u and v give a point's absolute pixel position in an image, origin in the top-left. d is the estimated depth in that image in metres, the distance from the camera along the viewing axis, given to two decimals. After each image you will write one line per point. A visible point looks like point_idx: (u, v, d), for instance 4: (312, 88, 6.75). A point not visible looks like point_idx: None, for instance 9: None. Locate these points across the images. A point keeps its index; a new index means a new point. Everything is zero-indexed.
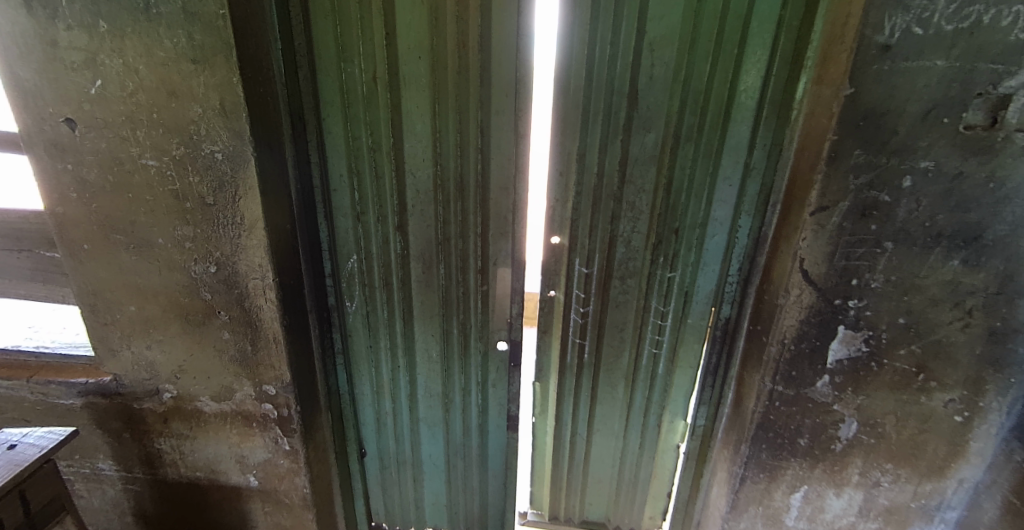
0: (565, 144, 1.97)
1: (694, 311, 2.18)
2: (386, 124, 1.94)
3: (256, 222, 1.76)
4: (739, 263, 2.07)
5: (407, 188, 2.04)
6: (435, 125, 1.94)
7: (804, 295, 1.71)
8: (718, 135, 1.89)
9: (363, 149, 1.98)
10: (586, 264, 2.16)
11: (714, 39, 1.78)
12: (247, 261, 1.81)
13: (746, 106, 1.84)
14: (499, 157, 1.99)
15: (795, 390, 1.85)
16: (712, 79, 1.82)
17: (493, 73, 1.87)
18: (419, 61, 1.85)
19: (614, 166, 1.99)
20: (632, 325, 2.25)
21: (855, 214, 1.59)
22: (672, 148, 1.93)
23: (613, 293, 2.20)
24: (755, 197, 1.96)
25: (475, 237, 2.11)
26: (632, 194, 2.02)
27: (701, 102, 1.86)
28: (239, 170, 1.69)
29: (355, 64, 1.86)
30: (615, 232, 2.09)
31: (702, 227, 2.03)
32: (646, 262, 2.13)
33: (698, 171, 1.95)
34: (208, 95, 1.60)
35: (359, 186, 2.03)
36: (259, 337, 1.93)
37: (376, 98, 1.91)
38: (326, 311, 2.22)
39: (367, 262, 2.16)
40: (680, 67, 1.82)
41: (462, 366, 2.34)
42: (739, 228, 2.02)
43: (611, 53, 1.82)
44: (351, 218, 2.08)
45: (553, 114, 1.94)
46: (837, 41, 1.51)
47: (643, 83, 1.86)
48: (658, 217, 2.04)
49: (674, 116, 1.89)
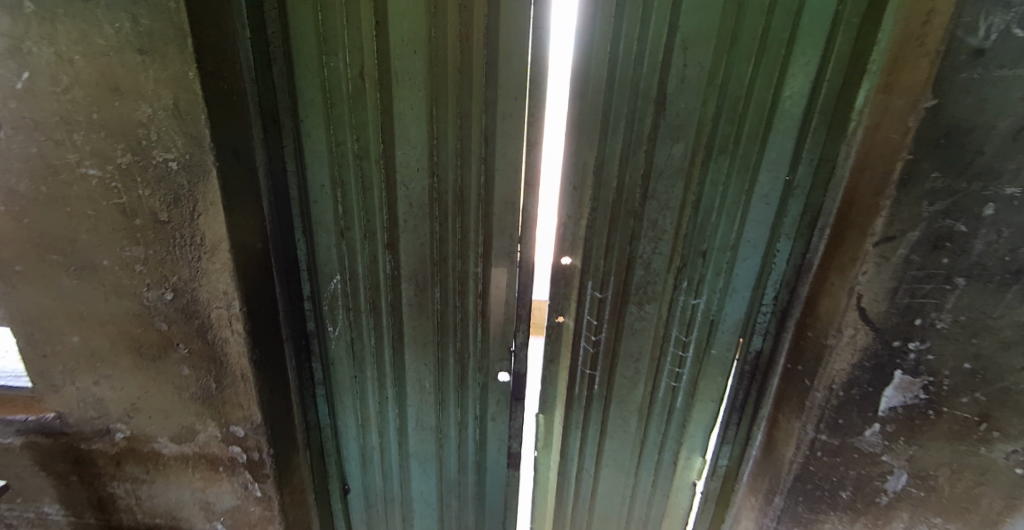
0: (581, 154, 1.73)
1: (720, 341, 1.95)
2: (374, 127, 1.68)
3: (219, 243, 1.49)
4: (775, 291, 1.84)
5: (399, 201, 1.78)
6: (432, 130, 1.68)
7: (859, 336, 1.48)
8: (758, 147, 1.65)
9: (347, 157, 1.71)
10: (599, 288, 1.92)
11: (758, 37, 1.53)
12: (209, 288, 1.54)
13: (792, 115, 1.60)
14: (505, 167, 1.75)
15: (840, 440, 1.63)
16: (754, 83, 1.58)
17: (501, 71, 1.62)
18: (414, 56, 1.59)
19: (636, 179, 1.74)
20: (649, 355, 2.01)
21: (925, 246, 1.35)
22: (703, 161, 1.69)
23: (629, 321, 1.97)
24: (797, 218, 1.73)
25: (476, 257, 1.86)
26: (655, 212, 1.78)
27: (739, 110, 1.62)
28: (199, 183, 1.42)
29: (339, 57, 1.59)
30: (634, 253, 1.85)
31: (734, 250, 1.80)
32: (667, 287, 1.89)
33: (733, 187, 1.72)
34: (158, 92, 1.32)
35: (343, 198, 1.77)
36: (224, 373, 1.67)
37: (363, 98, 1.64)
38: (305, 338, 1.95)
39: (352, 283, 1.89)
40: (717, 68, 1.57)
41: (459, 398, 2.10)
42: (776, 252, 1.79)
43: (638, 51, 1.57)
44: (333, 234, 1.81)
45: (569, 120, 1.69)
46: (915, 42, 1.27)
47: (673, 85, 1.61)
48: (684, 238, 1.80)
49: (707, 124, 1.64)
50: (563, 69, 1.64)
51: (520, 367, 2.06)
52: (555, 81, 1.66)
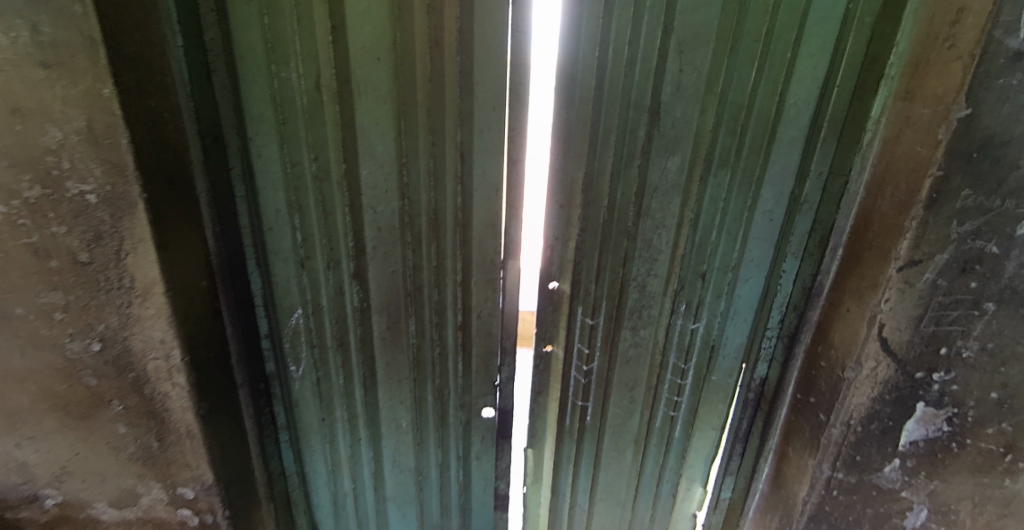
0: (568, 171, 1.57)
1: (722, 367, 1.81)
2: (335, 145, 1.48)
3: (152, 285, 1.28)
4: (781, 315, 1.71)
5: (367, 225, 1.59)
6: (402, 147, 1.50)
7: (880, 368, 1.34)
8: (762, 160, 1.51)
9: (306, 179, 1.51)
10: (590, 314, 1.75)
11: (762, 39, 1.38)
12: (144, 337, 1.33)
13: (799, 124, 1.46)
14: (484, 187, 1.57)
15: (857, 477, 1.49)
16: (757, 90, 1.43)
17: (476, 80, 1.44)
18: (378, 64, 1.41)
19: (629, 196, 1.58)
20: (645, 383, 1.86)
21: (953, 270, 1.21)
22: (702, 176, 1.54)
23: (622, 348, 1.81)
24: (804, 236, 1.60)
25: (454, 285, 1.68)
26: (649, 231, 1.62)
27: (741, 119, 1.47)
28: (123, 217, 1.21)
29: (291, 67, 1.39)
30: (627, 276, 1.69)
31: (735, 270, 1.65)
32: (664, 310, 1.73)
33: (735, 204, 1.57)
34: (68, 113, 1.11)
35: (302, 224, 1.56)
36: (167, 430, 1.45)
37: (320, 112, 1.44)
38: (264, 381, 1.73)
39: (316, 318, 1.69)
40: (716, 74, 1.42)
41: (439, 438, 1.91)
42: (782, 273, 1.65)
43: (629, 56, 1.41)
44: (293, 264, 1.61)
45: (554, 134, 1.52)
46: (943, 45, 1.14)
47: (668, 94, 1.45)
48: (682, 259, 1.65)
49: (706, 136, 1.49)
50: (546, 77, 1.47)
51: (506, 402, 1.89)
52: (537, 91, 1.49)
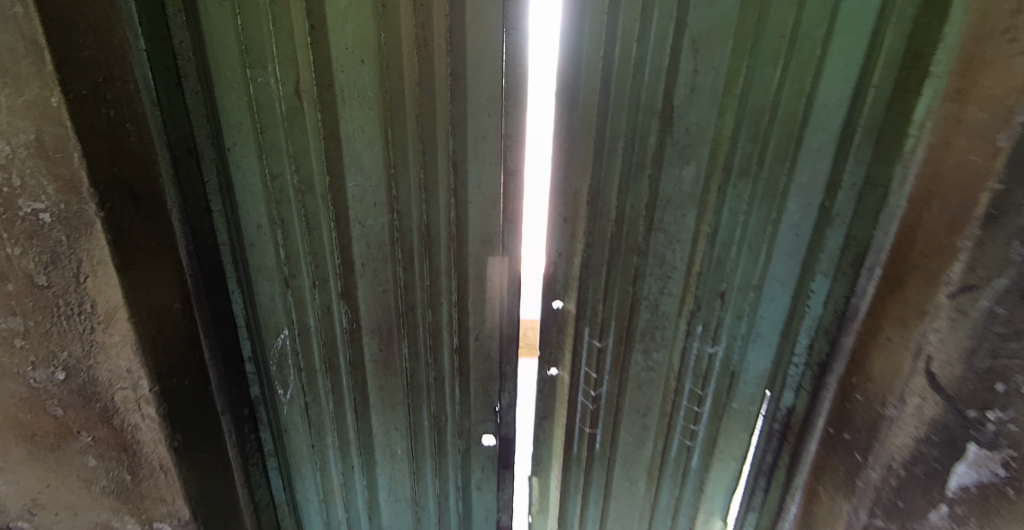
0: (571, 182, 1.44)
1: (743, 393, 1.65)
2: (318, 155, 1.37)
3: (114, 311, 1.18)
4: (809, 340, 1.53)
5: (355, 242, 1.47)
6: (390, 157, 1.38)
7: (926, 406, 1.18)
8: (788, 169, 1.35)
9: (288, 192, 1.40)
10: (598, 335, 1.61)
11: (787, 34, 1.22)
12: (109, 366, 1.23)
13: (830, 129, 1.31)
14: (480, 199, 1.44)
15: (898, 525, 1.29)
16: (781, 91, 1.28)
17: (469, 84, 1.32)
18: (362, 67, 1.29)
19: (639, 209, 1.44)
20: (658, 409, 1.71)
21: (1015, 296, 1.03)
22: (720, 187, 1.39)
23: (634, 373, 1.67)
24: (835, 253, 1.41)
25: (450, 305, 1.55)
26: (662, 246, 1.48)
27: (764, 124, 1.32)
28: (80, 238, 1.11)
29: (269, 72, 1.29)
30: (638, 295, 1.55)
31: (757, 289, 1.50)
32: (679, 332, 1.59)
33: (756, 217, 1.41)
34: (16, 124, 1.03)
35: (285, 240, 1.45)
36: (138, 463, 1.35)
37: (301, 120, 1.33)
38: (249, 406, 1.62)
39: (302, 340, 1.57)
40: (735, 73, 1.28)
41: (436, 466, 1.79)
42: (811, 293, 1.47)
43: (638, 55, 1.27)
44: (277, 282, 1.50)
45: (555, 142, 1.40)
46: (1002, 36, 0.98)
47: (682, 96, 1.31)
48: (698, 277, 1.50)
49: (724, 142, 1.35)
50: (546, 80, 1.34)
51: (508, 428, 1.76)
52: (536, 95, 1.36)
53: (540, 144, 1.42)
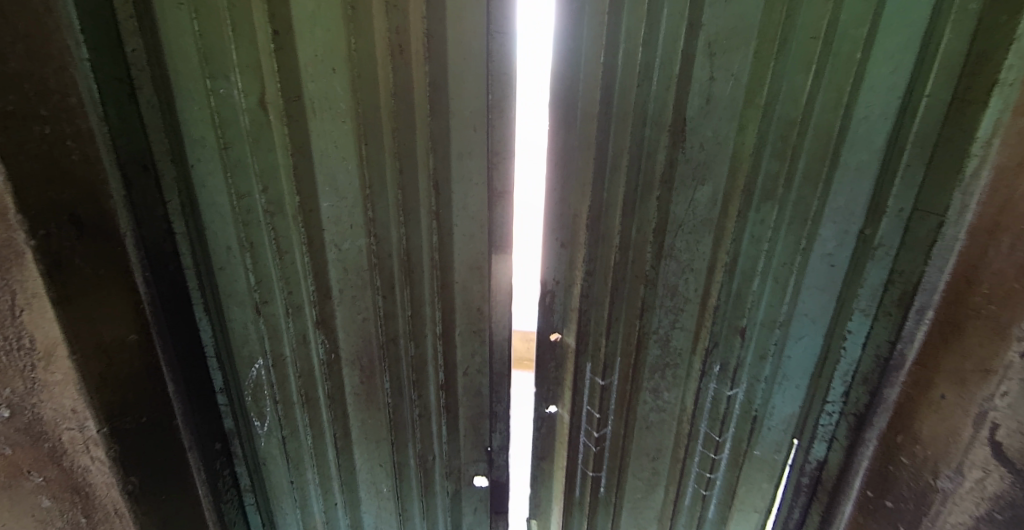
0: (570, 202, 1.28)
1: (767, 440, 1.46)
2: (287, 172, 1.23)
3: (54, 347, 1.07)
4: (845, 387, 1.32)
5: (332, 265, 1.34)
6: (366, 176, 1.24)
7: (988, 481, 0.99)
8: (820, 191, 1.16)
9: (256, 213, 1.27)
10: (600, 373, 1.44)
11: (821, 34, 1.04)
12: (54, 405, 1.13)
13: (871, 145, 1.11)
14: (466, 221, 1.30)
15: None
16: (813, 102, 1.09)
17: (451, 94, 1.18)
18: (333, 77, 1.15)
19: (646, 234, 1.27)
20: (670, 454, 1.54)
21: None
22: (740, 211, 1.21)
23: (642, 413, 1.50)
24: (876, 289, 1.21)
25: (435, 337, 1.42)
26: (673, 276, 1.31)
27: (793, 139, 1.13)
28: (12, 268, 1.02)
29: (231, 82, 1.15)
30: (645, 329, 1.38)
31: (784, 326, 1.31)
32: (692, 371, 1.41)
33: (783, 246, 1.23)
34: None
35: (255, 264, 1.32)
36: (93, 507, 1.25)
37: (267, 135, 1.20)
38: (222, 439, 1.51)
39: (277, 371, 1.44)
40: (759, 81, 1.09)
41: (424, 506, 1.65)
42: (848, 333, 1.27)
43: (644, 61, 1.11)
44: (249, 308, 1.38)
45: (550, 159, 1.25)
46: None
47: (696, 107, 1.14)
48: (714, 311, 1.32)
49: (744, 160, 1.16)
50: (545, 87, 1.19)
51: (498, 469, 1.65)
52: (529, 104, 1.22)
53: (535, 160, 1.28)
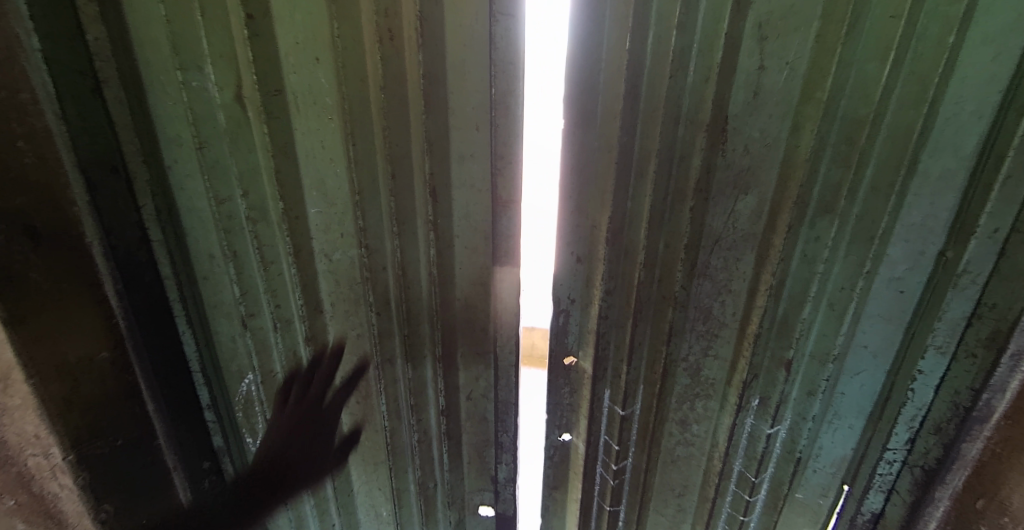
0: (588, 212, 1.10)
1: (810, 483, 1.27)
2: (269, 175, 1.10)
3: (11, 370, 1.00)
4: (910, 434, 1.11)
5: (322, 277, 1.22)
6: (355, 181, 1.09)
7: None
8: (891, 205, 0.96)
9: (238, 219, 1.14)
10: (621, 403, 1.27)
11: (904, 13, 0.83)
12: (18, 429, 1.06)
13: (959, 150, 0.90)
14: (468, 232, 1.16)
15: None
16: (888, 97, 0.89)
17: (451, 88, 1.02)
18: (317, 67, 1.00)
19: (675, 250, 1.10)
20: (697, 491, 1.38)
21: None
22: (790, 227, 1.01)
23: (667, 447, 1.35)
24: (957, 325, 1.00)
25: (435, 360, 1.31)
26: (706, 297, 1.14)
27: (860, 142, 0.93)
28: None
29: (205, 73, 1.02)
30: (672, 356, 1.21)
31: (838, 360, 1.11)
32: (725, 405, 1.24)
33: (840, 268, 1.03)
34: None
35: (239, 275, 1.20)
36: None
37: (245, 133, 1.06)
38: (212, 458, 1.39)
39: (268, 388, 1.33)
40: (821, 71, 0.90)
41: None
42: (919, 374, 1.06)
43: (679, 47, 0.92)
44: (236, 321, 1.26)
45: (564, 166, 1.06)
46: None
47: (741, 103, 0.96)
48: (755, 340, 1.13)
49: (798, 166, 0.97)
50: (552, 88, 1.01)
51: (503, 501, 1.53)
52: (531, 110, 1.03)
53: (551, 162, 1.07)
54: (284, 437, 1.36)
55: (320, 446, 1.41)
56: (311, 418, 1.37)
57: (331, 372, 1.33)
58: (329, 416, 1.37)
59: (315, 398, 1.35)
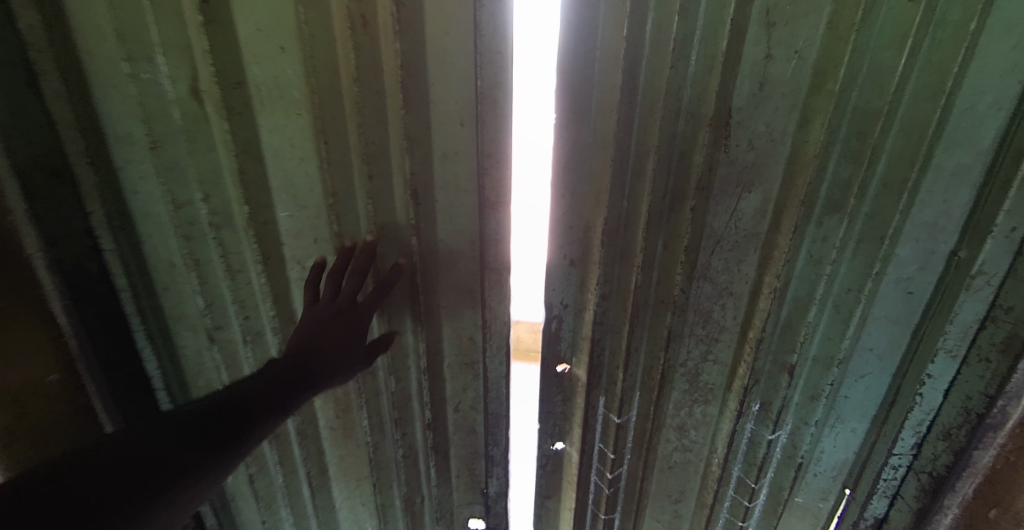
0: (582, 213, 1.02)
1: (811, 487, 1.24)
2: (232, 178, 0.99)
3: None
4: (917, 439, 1.08)
5: (296, 285, 1.14)
6: (328, 182, 1.00)
7: None
8: (903, 204, 0.91)
9: (200, 224, 1.04)
10: (617, 411, 1.21)
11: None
12: None
13: (975, 144, 0.85)
14: (453, 235, 1.08)
15: None
16: (901, 89, 0.84)
17: (432, 81, 0.93)
18: (284, 58, 0.90)
19: (674, 251, 1.04)
20: (695, 497, 1.34)
21: None
22: (797, 227, 0.95)
23: (664, 453, 1.30)
24: (969, 327, 0.96)
25: (419, 372, 1.23)
26: (706, 301, 1.08)
27: (872, 137, 0.87)
28: None
29: (157, 65, 0.91)
30: (671, 362, 1.16)
31: (843, 364, 1.07)
32: (726, 412, 1.18)
33: (848, 269, 0.98)
34: None
35: (203, 285, 1.10)
36: None
37: (205, 130, 0.96)
38: None
39: None
40: (832, 61, 0.83)
41: None
42: (929, 379, 1.02)
43: (680, 34, 0.85)
44: (202, 335, 1.17)
45: (556, 166, 0.97)
46: None
47: (746, 95, 0.89)
48: (757, 346, 1.07)
49: (808, 164, 0.90)
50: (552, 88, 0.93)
51: (495, 514, 1.47)
52: (530, 110, 0.96)
53: (540, 164, 1.01)
54: (315, 327, 1.04)
55: (350, 324, 1.06)
56: (345, 325, 1.06)
57: (360, 277, 1.05)
58: (371, 300, 1.06)
59: (346, 299, 1.05)
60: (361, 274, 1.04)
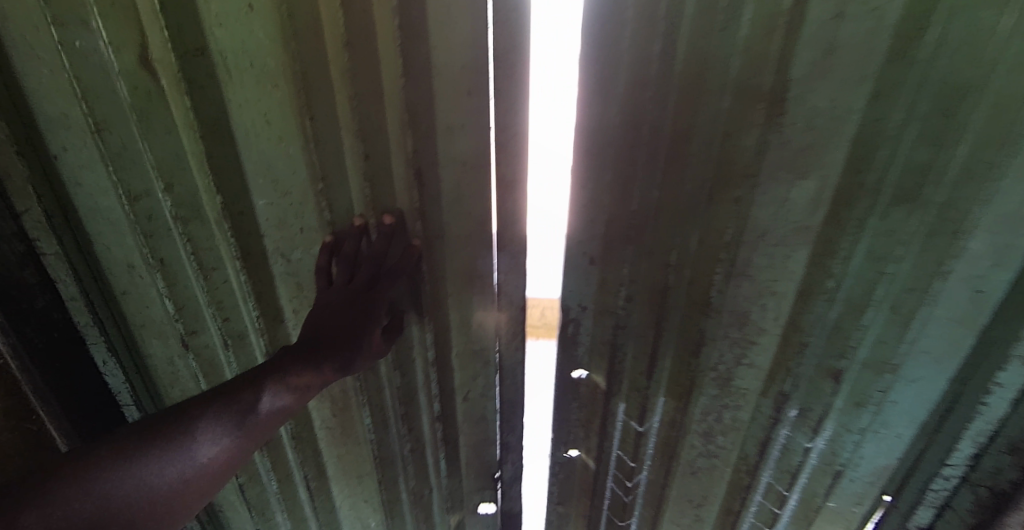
0: (604, 206, 0.92)
1: (845, 493, 1.14)
2: (199, 164, 0.84)
3: None
4: (975, 450, 0.98)
5: (281, 280, 0.99)
6: (315, 163, 0.85)
7: None
8: (986, 194, 0.76)
9: (163, 218, 0.90)
10: (636, 418, 1.18)
11: None
12: None
13: None
14: (461, 226, 0.95)
15: None
16: (1002, 54, 0.67)
17: (435, 47, 0.77)
18: (252, 19, 0.73)
19: (709, 244, 0.92)
20: (718, 499, 1.26)
21: None
22: (857, 216, 0.82)
23: (687, 460, 1.21)
24: None
25: (426, 364, 1.12)
26: (744, 302, 0.95)
27: (956, 112, 0.72)
28: None
29: (94, 30, 0.74)
30: (699, 365, 1.05)
31: (896, 370, 0.95)
32: (759, 416, 1.08)
33: (912, 266, 0.85)
34: None
35: (171, 287, 0.97)
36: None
37: (161, 110, 0.80)
38: None
39: None
40: (919, 19, 0.67)
41: None
42: (998, 386, 0.91)
43: None
44: (175, 339, 1.04)
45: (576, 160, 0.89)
46: None
47: (806, 63, 0.74)
48: (795, 344, 0.97)
49: (875, 143, 0.77)
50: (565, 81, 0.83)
51: (509, 496, 1.44)
52: (541, 107, 0.86)
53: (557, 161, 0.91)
54: (326, 310, 0.93)
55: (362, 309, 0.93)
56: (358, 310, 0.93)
57: (377, 262, 0.94)
58: (386, 282, 0.94)
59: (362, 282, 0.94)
60: (378, 255, 0.93)
